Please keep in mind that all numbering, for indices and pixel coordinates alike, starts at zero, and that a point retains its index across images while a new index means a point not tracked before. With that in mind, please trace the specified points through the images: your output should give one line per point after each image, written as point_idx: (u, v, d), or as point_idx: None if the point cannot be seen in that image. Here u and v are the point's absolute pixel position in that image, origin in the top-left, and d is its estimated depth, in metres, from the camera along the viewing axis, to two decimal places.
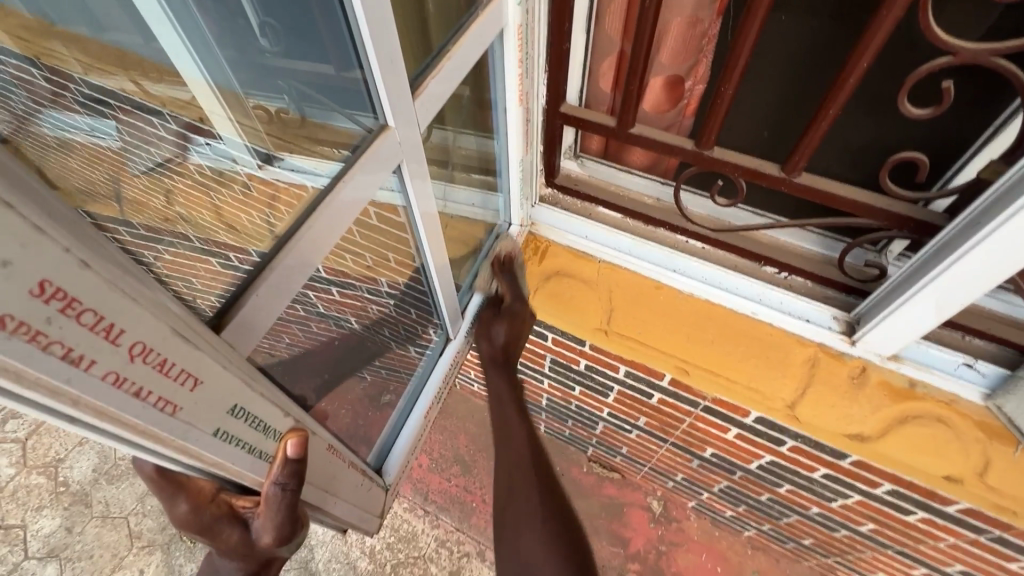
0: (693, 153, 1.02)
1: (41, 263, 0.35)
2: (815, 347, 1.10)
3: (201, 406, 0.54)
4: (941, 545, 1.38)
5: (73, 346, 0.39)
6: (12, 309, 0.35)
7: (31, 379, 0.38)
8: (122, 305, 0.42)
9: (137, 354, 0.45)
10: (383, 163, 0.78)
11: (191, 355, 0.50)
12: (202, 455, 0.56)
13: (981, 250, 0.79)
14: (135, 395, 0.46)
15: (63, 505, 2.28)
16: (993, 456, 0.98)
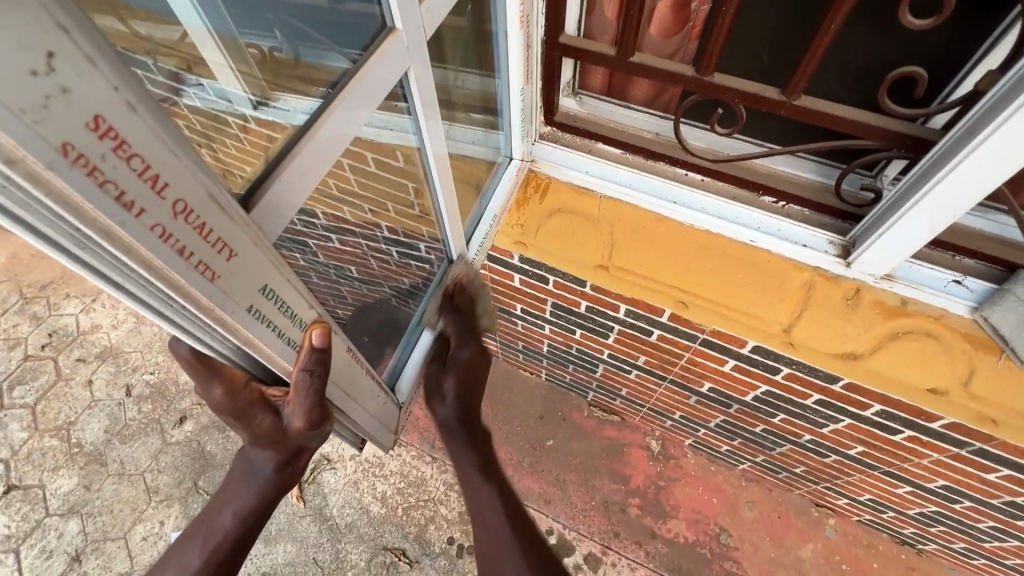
0: (693, 80, 1.03)
1: (95, 96, 0.37)
2: (811, 272, 1.13)
3: (235, 280, 0.56)
4: (924, 462, 1.47)
5: (124, 189, 0.41)
6: (71, 137, 0.36)
7: (88, 214, 0.40)
8: (167, 157, 0.43)
9: (179, 212, 0.47)
10: (371, 95, 0.78)
11: (227, 225, 0.52)
12: (238, 330, 0.59)
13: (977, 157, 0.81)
14: (179, 253, 0.48)
15: (78, 464, 2.34)
16: (978, 366, 1.04)
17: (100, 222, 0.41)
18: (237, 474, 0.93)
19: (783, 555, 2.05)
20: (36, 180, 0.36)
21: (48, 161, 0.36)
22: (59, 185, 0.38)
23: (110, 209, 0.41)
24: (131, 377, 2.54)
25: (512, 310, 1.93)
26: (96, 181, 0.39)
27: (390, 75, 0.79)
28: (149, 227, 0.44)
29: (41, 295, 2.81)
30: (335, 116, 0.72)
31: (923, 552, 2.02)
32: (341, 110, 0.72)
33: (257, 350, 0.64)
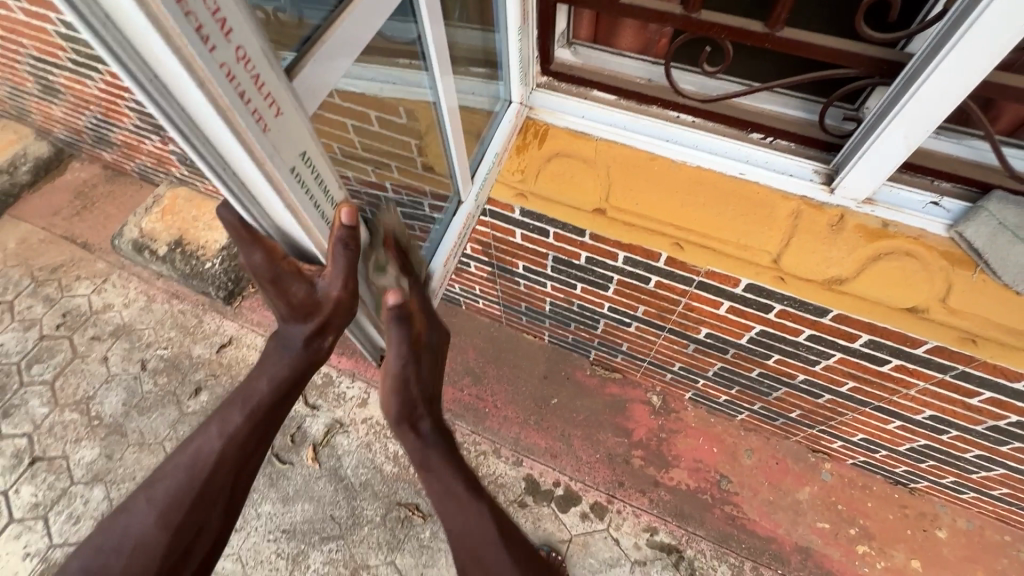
0: (682, 19, 1.08)
1: None
2: (798, 201, 1.19)
3: (281, 140, 0.62)
4: (912, 392, 1.54)
5: (202, 23, 0.46)
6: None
7: (175, 43, 0.46)
8: (230, 0, 0.49)
9: (240, 57, 0.52)
10: (345, 47, 0.77)
11: (275, 81, 0.58)
12: (283, 189, 0.65)
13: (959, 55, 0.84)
14: (242, 97, 0.54)
15: (99, 435, 2.42)
16: (955, 281, 1.11)
17: (182, 53, 0.47)
18: (269, 347, 0.99)
19: (782, 498, 2.13)
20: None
21: None
22: (153, 6, 0.43)
23: (192, 40, 0.46)
24: (145, 352, 2.61)
25: (515, 268, 1.99)
26: (183, 7, 0.44)
27: (369, 23, 0.80)
28: (220, 65, 0.50)
29: (52, 277, 2.87)
30: (318, 64, 0.71)
31: (915, 490, 2.11)
32: (320, 58, 0.71)
33: (297, 215, 0.70)
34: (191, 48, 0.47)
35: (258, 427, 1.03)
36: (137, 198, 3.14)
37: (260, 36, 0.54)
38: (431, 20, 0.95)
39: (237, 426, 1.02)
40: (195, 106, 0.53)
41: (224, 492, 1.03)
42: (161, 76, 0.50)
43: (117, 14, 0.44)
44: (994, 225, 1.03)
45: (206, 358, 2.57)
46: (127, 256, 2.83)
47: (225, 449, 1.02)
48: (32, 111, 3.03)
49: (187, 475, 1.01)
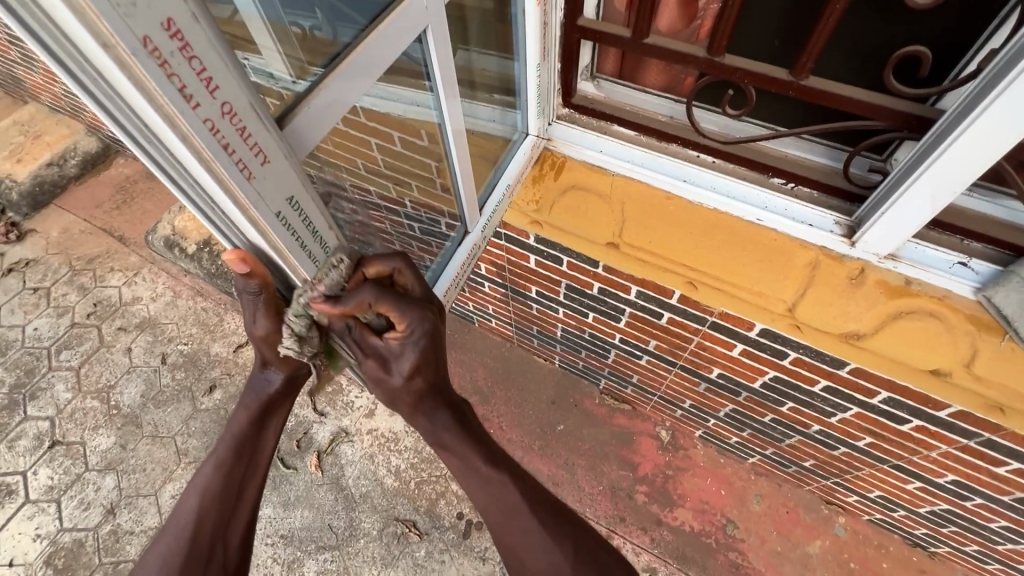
0: (705, 61, 1.07)
1: (167, 1, 0.44)
2: (816, 251, 1.16)
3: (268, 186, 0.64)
4: (933, 455, 1.46)
5: (185, 83, 0.49)
6: (149, 32, 0.44)
7: (157, 102, 0.48)
8: (220, 62, 0.51)
9: (226, 112, 0.54)
10: (370, 68, 0.78)
11: (263, 131, 0.60)
12: (267, 231, 0.67)
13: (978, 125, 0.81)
14: (226, 150, 0.56)
15: (116, 425, 2.49)
16: (981, 347, 1.06)
17: (165, 111, 0.49)
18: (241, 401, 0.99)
19: (790, 550, 2.04)
20: (122, 64, 0.44)
21: (129, 47, 0.43)
22: (136, 70, 0.45)
23: (175, 99, 0.49)
24: (167, 346, 2.69)
25: (527, 292, 1.98)
26: (165, 70, 0.47)
27: (397, 44, 0.81)
28: (204, 120, 0.52)
29: (88, 268, 3.00)
30: (337, 83, 0.72)
31: (935, 555, 1.99)
32: (344, 75, 0.73)
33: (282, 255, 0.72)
34: (173, 106, 0.49)
35: (233, 475, 0.98)
36: (173, 195, 3.26)
37: (250, 91, 0.57)
38: (437, 41, 0.92)
39: (210, 478, 0.97)
40: (181, 156, 0.55)
41: (212, 550, 0.93)
42: (149, 127, 0.51)
43: (106, 75, 0.46)
44: None
45: (223, 356, 2.64)
46: (158, 252, 2.93)
47: (204, 503, 0.96)
48: (85, 108, 3.20)
49: (174, 535, 0.93)
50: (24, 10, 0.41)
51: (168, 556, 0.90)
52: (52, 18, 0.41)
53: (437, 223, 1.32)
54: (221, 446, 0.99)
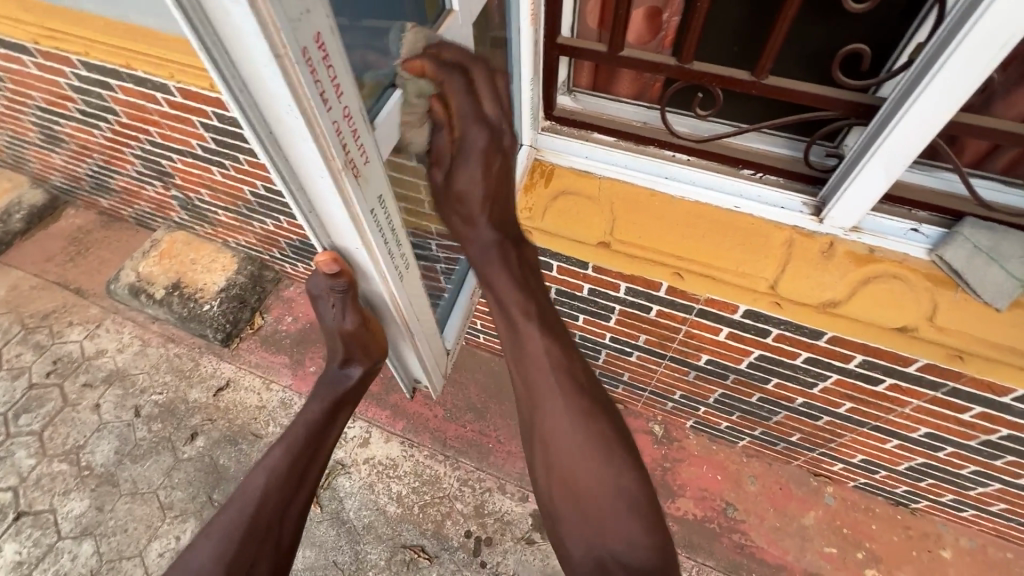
0: (676, 68, 1.19)
1: (320, 16, 0.48)
2: (790, 231, 1.28)
3: (367, 185, 0.65)
4: (907, 411, 1.60)
5: (324, 88, 0.51)
6: (306, 44, 0.47)
7: (302, 106, 0.50)
8: (346, 69, 0.54)
9: (346, 115, 0.57)
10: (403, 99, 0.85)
11: (368, 135, 0.62)
12: (364, 230, 0.68)
13: (922, 107, 0.95)
14: (343, 149, 0.58)
15: (89, 486, 2.34)
16: (940, 301, 1.20)
17: (307, 114, 0.51)
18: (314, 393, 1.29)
19: (787, 524, 2.14)
20: (283, 72, 0.46)
21: (294, 54, 0.46)
22: (293, 76, 0.47)
23: (316, 102, 0.51)
24: (139, 398, 2.56)
25: None
26: (313, 76, 0.49)
27: (420, 80, 0.88)
28: (332, 121, 0.55)
29: (42, 324, 2.83)
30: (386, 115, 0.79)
31: (916, 511, 2.14)
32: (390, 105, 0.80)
33: (371, 251, 0.73)
34: (314, 109, 0.51)
35: (297, 459, 1.23)
36: (132, 242, 3.14)
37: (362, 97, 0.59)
38: None
39: (276, 459, 1.22)
40: (301, 157, 0.57)
41: (268, 529, 1.15)
42: (278, 130, 0.54)
43: (255, 80, 0.48)
44: (970, 247, 1.12)
45: (202, 402, 2.53)
46: (122, 301, 2.81)
47: (270, 481, 1.19)
48: (30, 160, 3.06)
49: (240, 509, 1.14)
50: (197, 21, 0.43)
51: (231, 529, 1.10)
52: (220, 28, 0.44)
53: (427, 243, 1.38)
54: (293, 433, 1.27)
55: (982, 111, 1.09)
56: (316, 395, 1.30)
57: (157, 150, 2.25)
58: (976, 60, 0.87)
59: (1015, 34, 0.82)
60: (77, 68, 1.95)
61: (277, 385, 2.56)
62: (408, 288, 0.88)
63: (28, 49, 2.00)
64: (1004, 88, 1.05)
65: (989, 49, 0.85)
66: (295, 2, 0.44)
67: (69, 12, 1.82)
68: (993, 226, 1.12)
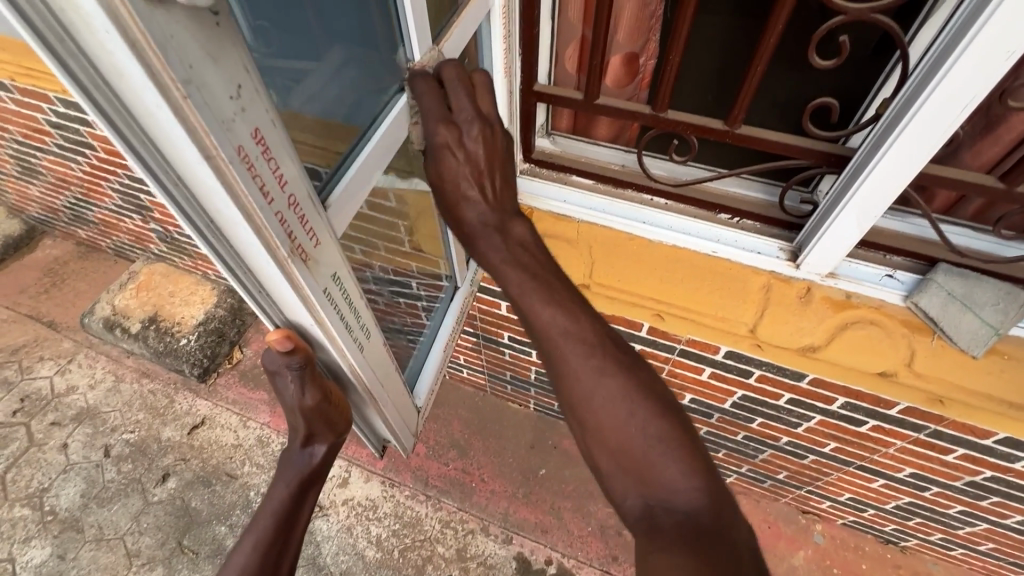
0: (651, 116, 1.20)
1: (256, 114, 0.48)
2: (767, 276, 1.27)
3: (317, 268, 0.64)
4: (890, 451, 1.59)
5: (265, 180, 0.51)
6: (241, 142, 0.47)
7: (242, 201, 0.49)
8: (287, 157, 0.54)
9: (291, 202, 0.56)
10: (379, 156, 0.88)
11: (316, 216, 0.62)
12: (315, 309, 0.66)
13: (888, 164, 0.97)
14: (288, 236, 0.57)
15: (52, 533, 2.24)
16: (917, 346, 1.20)
17: (246, 208, 0.50)
18: (278, 473, 1.14)
19: (777, 564, 2.09)
20: (219, 172, 0.46)
21: (229, 156, 0.45)
22: (229, 175, 0.47)
23: (256, 196, 0.50)
24: (109, 437, 2.47)
25: (500, 338, 2.01)
26: (251, 172, 0.49)
27: (397, 130, 0.90)
28: (275, 212, 0.54)
29: (11, 359, 2.74)
30: (355, 175, 0.82)
31: (905, 549, 2.11)
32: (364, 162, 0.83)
33: (325, 328, 0.71)
34: (254, 202, 0.50)
35: (270, 550, 1.09)
36: (110, 274, 3.08)
37: (308, 181, 0.59)
38: None
39: (247, 559, 1.07)
40: (245, 247, 0.56)
41: None
42: (217, 223, 0.53)
43: (190, 178, 0.47)
44: (943, 295, 1.12)
45: (175, 441, 2.45)
46: (96, 334, 2.73)
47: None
48: (7, 190, 3.01)
49: None
50: (126, 126, 0.42)
51: None
52: (148, 132, 0.43)
53: (409, 282, 1.36)
54: (260, 523, 1.12)
55: (950, 160, 1.11)
56: (283, 476, 1.12)
57: (135, 184, 2.23)
58: (923, 127, 0.89)
59: (962, 103, 0.85)
60: (55, 104, 1.94)
61: (254, 422, 2.49)
62: (369, 355, 0.85)
63: (4, 84, 1.99)
64: (970, 139, 1.07)
65: (938, 117, 0.87)
66: (228, 104, 0.44)
67: None
68: (966, 273, 1.12)
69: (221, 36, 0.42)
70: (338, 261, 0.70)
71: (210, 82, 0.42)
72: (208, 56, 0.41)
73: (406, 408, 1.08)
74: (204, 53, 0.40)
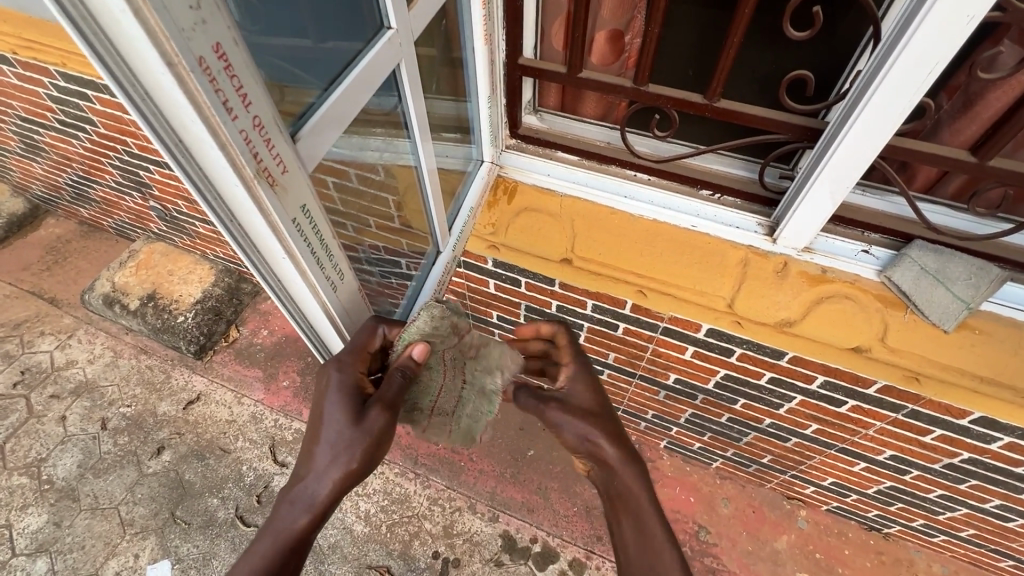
0: (633, 90, 1.21)
1: (217, 29, 0.50)
2: (745, 250, 1.29)
3: (285, 195, 0.67)
4: (870, 432, 1.60)
5: (227, 97, 0.53)
6: (203, 55, 0.49)
7: (204, 114, 0.52)
8: (251, 79, 0.56)
9: (255, 124, 0.58)
10: (344, 110, 0.86)
11: (283, 144, 0.64)
12: (284, 237, 0.69)
13: (857, 130, 0.97)
14: (254, 157, 0.60)
15: (48, 501, 2.28)
16: (890, 321, 1.21)
17: (209, 122, 0.53)
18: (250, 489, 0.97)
19: (761, 548, 2.11)
20: (180, 81, 0.49)
21: (190, 65, 0.48)
22: (191, 85, 0.49)
23: (219, 110, 0.53)
24: (106, 411, 2.51)
25: (489, 317, 2.02)
26: (214, 85, 0.51)
27: (370, 83, 0.90)
28: (239, 130, 0.56)
29: (14, 333, 2.79)
30: (325, 123, 0.81)
31: (889, 536, 2.12)
32: (333, 114, 0.83)
33: (295, 259, 0.74)
34: (218, 117, 0.53)
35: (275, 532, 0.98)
36: (111, 252, 3.13)
37: (273, 106, 0.61)
38: (412, 94, 1.06)
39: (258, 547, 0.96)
40: (212, 166, 0.58)
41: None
42: (185, 142, 0.55)
43: (155, 90, 0.50)
44: (917, 269, 1.14)
45: (171, 415, 2.49)
46: (96, 311, 2.78)
47: (310, 522, 0.99)
48: (11, 169, 3.05)
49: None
50: (91, 33, 0.44)
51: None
52: (112, 38, 0.45)
53: (398, 260, 1.36)
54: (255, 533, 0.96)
55: (929, 138, 1.12)
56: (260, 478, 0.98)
57: (135, 161, 2.26)
58: (888, 91, 0.90)
59: (930, 64, 0.85)
60: (55, 78, 1.97)
61: (248, 399, 2.52)
62: (342, 296, 0.90)
63: (6, 59, 2.02)
64: (949, 116, 1.08)
65: (907, 81, 0.88)
66: (186, 14, 0.46)
67: (49, 24, 1.85)
68: (941, 250, 1.14)
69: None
70: (308, 194, 0.73)
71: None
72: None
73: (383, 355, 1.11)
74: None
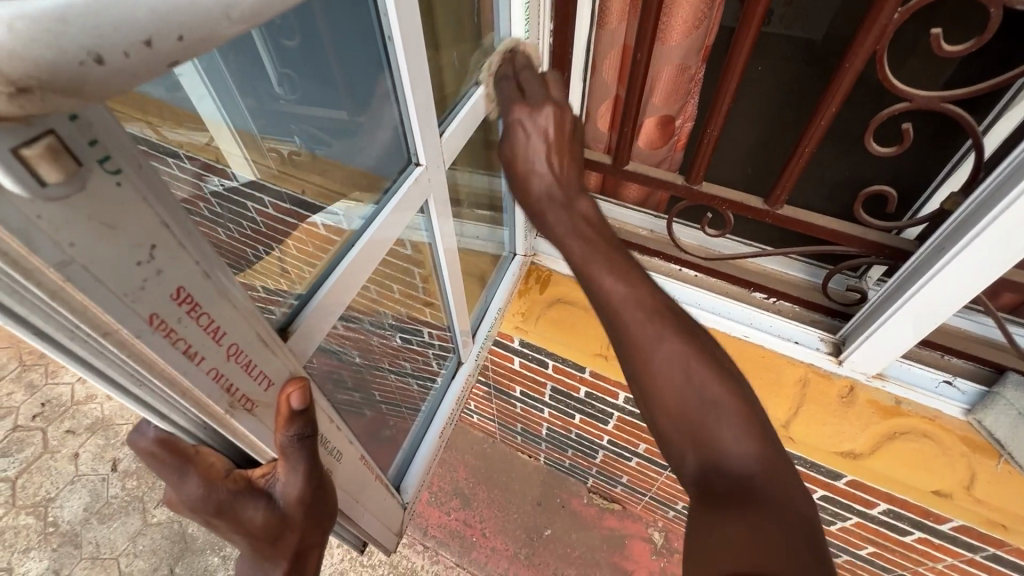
0: (684, 188, 1.10)
1: (181, 272, 0.41)
2: (805, 368, 1.17)
3: (271, 409, 0.58)
4: (938, 566, 1.40)
5: (191, 342, 0.44)
6: (157, 308, 0.40)
7: (157, 367, 0.43)
8: (228, 309, 0.47)
9: (231, 353, 0.50)
10: (377, 247, 0.79)
11: (268, 357, 0.55)
12: (260, 447, 0.59)
13: (944, 277, 0.86)
14: (227, 390, 0.51)
15: (51, 546, 2.23)
16: (978, 469, 1.06)
17: (164, 372, 0.44)
18: None
19: None
20: (123, 345, 0.40)
21: (135, 331, 0.39)
22: (138, 346, 0.40)
23: (177, 361, 0.44)
24: (118, 451, 2.47)
25: (512, 391, 1.91)
26: (169, 338, 0.42)
27: (406, 211, 0.83)
28: (205, 370, 0.47)
29: (40, 362, 2.79)
30: (358, 262, 0.75)
31: None
32: (364, 256, 0.76)
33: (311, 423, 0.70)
34: (174, 367, 0.44)
35: None
36: None
37: (259, 323, 0.52)
38: (439, 216, 0.96)
39: None
40: (174, 400, 0.49)
41: None
42: (140, 386, 0.45)
43: (93, 350, 0.40)
44: (1013, 414, 0.99)
45: None
46: None
47: None
48: None
49: None
50: (13, 300, 0.34)
51: None
52: (37, 312, 0.35)
53: (418, 331, 1.24)
54: None
55: None
56: None
57: None
58: (977, 252, 0.81)
59: None
60: None
61: None
62: (345, 465, 0.80)
63: None
64: None
65: (1002, 248, 0.78)
66: (130, 278, 0.37)
67: None
68: None
69: (126, 197, 0.34)
70: (314, 345, 0.72)
71: (104, 259, 0.34)
72: (104, 226, 0.33)
73: (389, 507, 1.01)
74: (96, 223, 0.33)
